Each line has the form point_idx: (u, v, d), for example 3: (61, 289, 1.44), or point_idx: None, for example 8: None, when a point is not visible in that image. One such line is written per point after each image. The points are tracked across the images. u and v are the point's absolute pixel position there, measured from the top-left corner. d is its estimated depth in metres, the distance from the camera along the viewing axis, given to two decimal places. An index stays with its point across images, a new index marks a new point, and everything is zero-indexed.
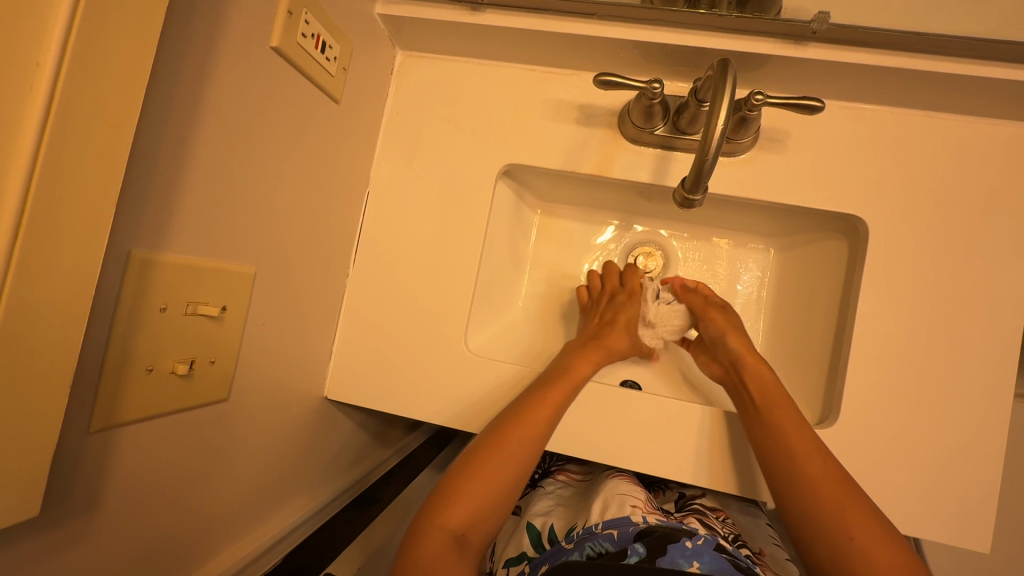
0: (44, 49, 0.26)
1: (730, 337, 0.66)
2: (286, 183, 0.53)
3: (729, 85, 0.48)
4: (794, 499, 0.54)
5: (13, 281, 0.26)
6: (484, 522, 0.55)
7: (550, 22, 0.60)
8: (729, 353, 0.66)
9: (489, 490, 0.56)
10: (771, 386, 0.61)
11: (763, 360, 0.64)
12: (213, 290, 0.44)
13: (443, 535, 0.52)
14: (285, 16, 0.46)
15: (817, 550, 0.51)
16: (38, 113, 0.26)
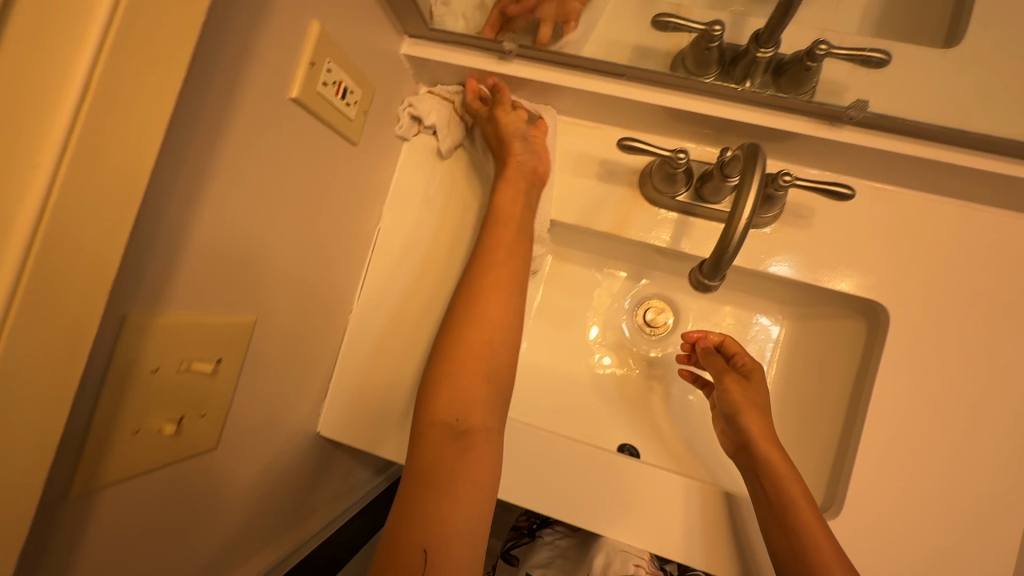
0: (46, 144, 0.23)
1: (745, 415, 0.64)
2: (294, 228, 0.51)
3: (760, 167, 0.47)
4: None
5: (1, 370, 0.23)
6: (489, 415, 0.53)
7: (578, 79, 0.60)
8: (741, 431, 0.64)
9: (481, 374, 0.54)
10: (780, 472, 0.59)
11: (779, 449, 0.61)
12: (209, 344, 0.43)
13: (443, 429, 0.51)
14: (307, 67, 0.45)
15: None
16: (32, 213, 0.23)
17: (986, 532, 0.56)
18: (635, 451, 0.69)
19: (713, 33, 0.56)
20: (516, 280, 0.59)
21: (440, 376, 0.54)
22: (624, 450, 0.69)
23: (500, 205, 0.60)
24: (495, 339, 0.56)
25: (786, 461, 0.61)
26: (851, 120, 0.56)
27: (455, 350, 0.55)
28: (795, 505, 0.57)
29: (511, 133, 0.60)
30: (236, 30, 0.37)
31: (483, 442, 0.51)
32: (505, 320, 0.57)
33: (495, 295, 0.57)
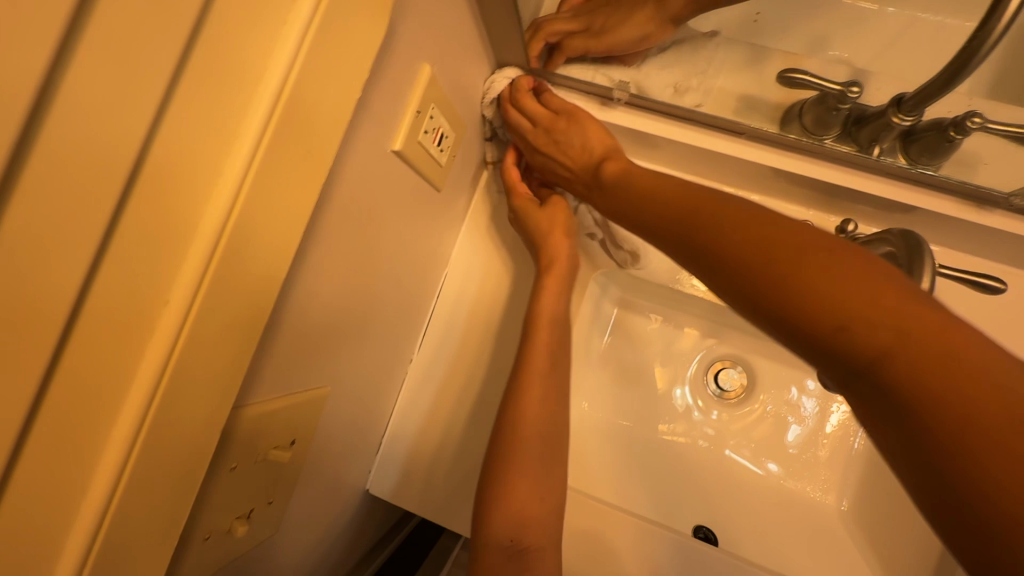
0: (182, 270, 0.20)
1: (653, 217, 0.43)
2: (371, 284, 0.46)
3: (927, 263, 0.38)
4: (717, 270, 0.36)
5: (110, 540, 0.19)
6: (545, 529, 0.48)
7: (691, 134, 0.55)
8: (618, 203, 0.47)
9: (536, 483, 0.49)
10: (696, 222, 0.38)
11: (666, 213, 0.41)
12: (286, 429, 0.38)
13: (499, 548, 0.45)
14: (413, 116, 0.40)
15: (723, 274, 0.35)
16: (162, 352, 0.19)
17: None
18: (711, 536, 0.62)
19: (848, 94, 0.52)
20: (557, 383, 0.54)
21: (497, 482, 0.49)
22: (698, 533, 0.63)
23: (539, 300, 0.57)
24: (547, 441, 0.52)
25: (741, 225, 0.35)
26: (1009, 206, 0.50)
27: (509, 452, 0.50)
28: (837, 308, 0.28)
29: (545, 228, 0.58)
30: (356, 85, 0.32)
31: (540, 562, 0.46)
32: (549, 420, 0.53)
33: (534, 400, 0.52)
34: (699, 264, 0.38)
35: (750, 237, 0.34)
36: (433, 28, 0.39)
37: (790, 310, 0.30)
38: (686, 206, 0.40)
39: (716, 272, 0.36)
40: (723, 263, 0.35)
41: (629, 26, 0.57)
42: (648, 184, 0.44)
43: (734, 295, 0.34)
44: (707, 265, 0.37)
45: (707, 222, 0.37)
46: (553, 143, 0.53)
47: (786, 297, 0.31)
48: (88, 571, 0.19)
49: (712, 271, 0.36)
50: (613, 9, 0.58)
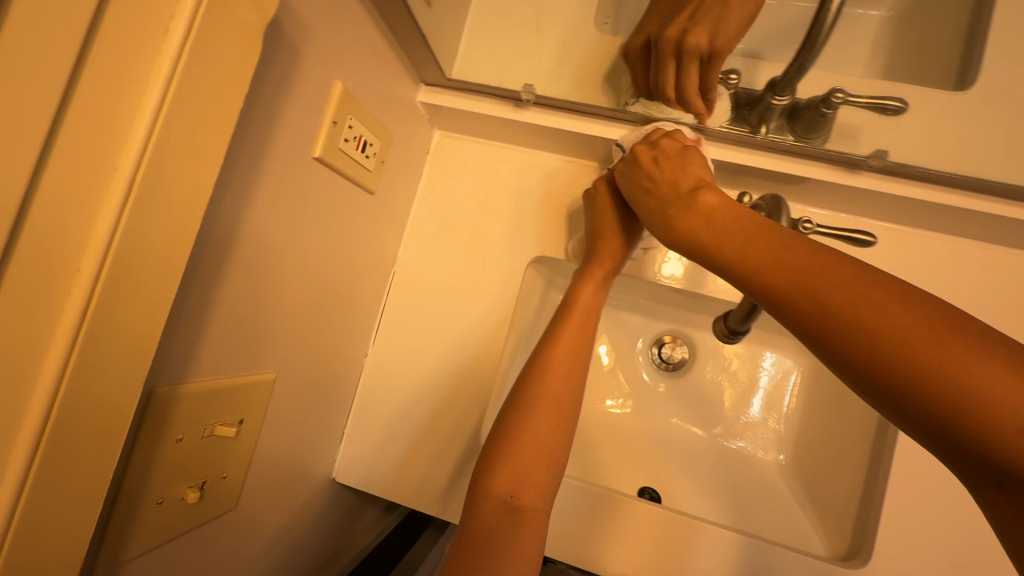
0: (89, 242, 0.22)
1: (735, 265, 0.34)
2: (307, 279, 0.51)
3: (784, 216, 0.46)
4: (794, 305, 0.30)
5: (43, 480, 0.22)
6: (545, 491, 0.46)
7: (590, 125, 0.61)
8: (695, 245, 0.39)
9: (545, 441, 0.47)
10: (798, 277, 0.30)
11: (739, 237, 0.36)
12: (230, 408, 0.42)
13: (497, 502, 0.44)
14: (329, 126, 0.45)
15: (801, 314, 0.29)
16: (75, 315, 0.22)
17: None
18: (656, 496, 0.67)
19: (728, 81, 0.58)
20: (577, 358, 0.52)
21: (508, 433, 0.47)
22: (644, 494, 0.68)
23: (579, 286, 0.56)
24: (568, 406, 0.49)
25: (878, 291, 0.27)
26: (872, 168, 0.55)
27: (524, 403, 0.48)
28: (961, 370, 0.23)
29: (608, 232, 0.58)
30: (266, 103, 0.38)
31: (535, 524, 0.44)
32: (569, 380, 0.50)
33: (557, 372, 0.50)
34: (798, 325, 0.29)
35: (837, 273, 0.29)
36: (345, 49, 0.45)
37: (888, 365, 0.25)
38: (785, 258, 0.32)
39: (798, 320, 0.29)
40: (808, 311, 0.29)
41: (732, 28, 0.59)
42: (730, 223, 0.37)
43: (854, 376, 0.27)
44: (810, 331, 0.29)
45: (803, 263, 0.31)
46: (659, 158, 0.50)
47: (888, 352, 0.25)
48: (20, 508, 0.21)
49: (819, 339, 0.28)
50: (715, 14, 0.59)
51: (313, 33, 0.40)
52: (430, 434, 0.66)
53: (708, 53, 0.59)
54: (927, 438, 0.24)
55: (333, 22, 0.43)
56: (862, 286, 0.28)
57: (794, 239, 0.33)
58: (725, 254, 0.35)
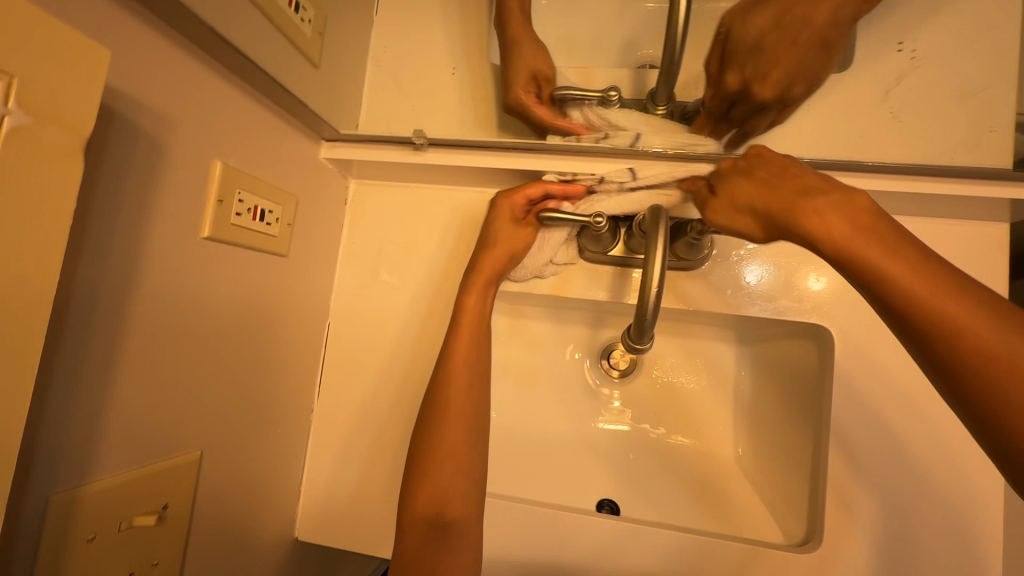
0: None
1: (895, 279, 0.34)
2: (224, 353, 0.52)
3: (663, 227, 0.46)
4: (955, 348, 0.32)
5: None
6: (469, 505, 0.52)
7: (490, 158, 0.62)
8: (839, 247, 0.37)
9: (457, 456, 0.53)
10: (962, 316, 0.32)
11: (905, 261, 0.35)
12: (150, 496, 0.43)
13: (422, 522, 0.50)
14: (215, 205, 0.47)
15: (964, 357, 0.31)
16: None
17: (953, 549, 0.57)
18: (615, 507, 0.68)
19: (609, 96, 0.61)
20: (475, 379, 0.58)
21: (420, 462, 0.53)
22: (603, 506, 0.68)
23: (465, 294, 0.61)
24: (470, 420, 0.55)
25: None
26: None
27: (432, 438, 0.54)
28: None
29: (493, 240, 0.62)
30: (133, 199, 0.39)
31: (462, 534, 0.50)
32: (470, 394, 0.56)
33: (457, 395, 0.56)
34: (946, 345, 0.32)
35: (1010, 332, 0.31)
36: (221, 130, 0.47)
37: None
38: (948, 294, 0.33)
39: (956, 360, 0.32)
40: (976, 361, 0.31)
41: (813, 72, 0.60)
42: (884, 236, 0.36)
43: (989, 406, 0.31)
44: (966, 363, 0.31)
45: (971, 310, 0.32)
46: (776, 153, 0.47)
47: None
48: None
49: (976, 384, 0.31)
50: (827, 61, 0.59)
51: (177, 122, 0.42)
52: (382, 480, 0.67)
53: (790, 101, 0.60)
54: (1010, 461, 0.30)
55: (202, 107, 0.45)
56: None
57: (964, 282, 0.33)
58: (877, 267, 0.35)
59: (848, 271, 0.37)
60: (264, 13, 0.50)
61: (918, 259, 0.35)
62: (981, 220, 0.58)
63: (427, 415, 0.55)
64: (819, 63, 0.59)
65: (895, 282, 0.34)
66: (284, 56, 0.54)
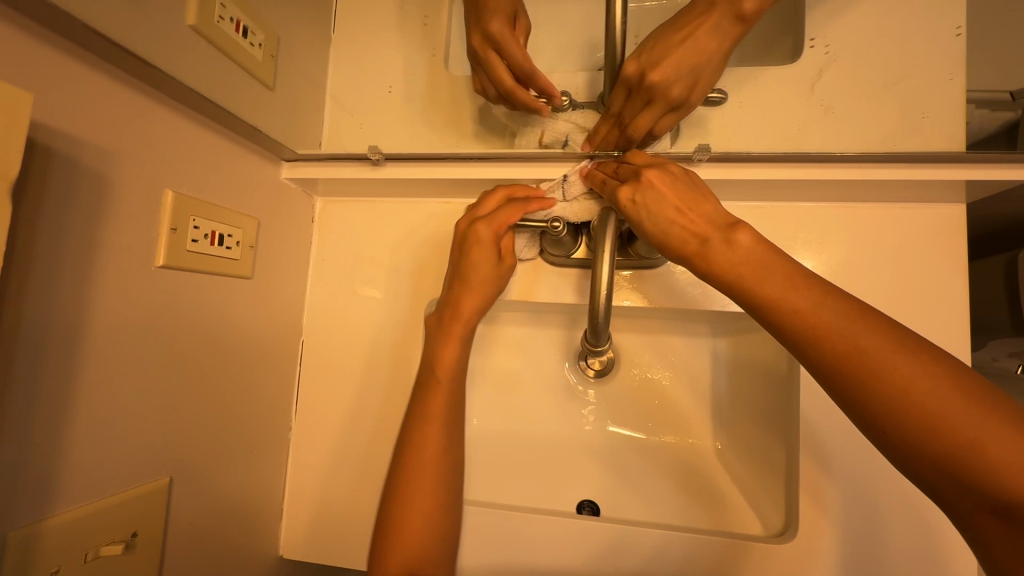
0: None
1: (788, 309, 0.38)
2: (189, 378, 0.52)
3: (610, 229, 0.47)
4: (823, 354, 0.36)
5: None
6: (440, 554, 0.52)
7: (448, 170, 0.62)
8: (726, 277, 0.41)
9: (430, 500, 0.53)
10: (839, 330, 0.36)
11: (771, 279, 0.39)
12: (118, 525, 0.44)
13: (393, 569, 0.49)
14: (169, 234, 0.47)
15: (826, 359, 0.36)
16: None
17: (923, 529, 0.58)
18: (595, 507, 0.68)
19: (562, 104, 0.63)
20: (452, 428, 0.57)
21: (395, 503, 0.53)
22: (583, 508, 0.68)
23: (440, 349, 0.58)
24: (442, 464, 0.55)
25: (899, 348, 0.34)
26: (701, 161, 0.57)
27: (407, 479, 0.53)
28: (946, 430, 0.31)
29: (477, 283, 0.57)
30: (79, 236, 0.40)
31: None
32: (447, 433, 0.56)
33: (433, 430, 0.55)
34: (820, 354, 0.36)
35: (864, 330, 0.35)
36: (169, 160, 0.48)
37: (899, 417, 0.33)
38: (824, 313, 0.37)
39: (828, 364, 0.36)
40: (839, 362, 0.35)
41: (713, 67, 0.54)
42: (757, 261, 0.41)
43: (864, 400, 0.34)
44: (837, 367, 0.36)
45: (829, 319, 0.36)
46: (665, 173, 0.48)
47: (902, 409, 0.33)
48: None
49: (847, 381, 0.35)
50: (722, 52, 0.53)
51: (121, 156, 0.43)
52: (360, 494, 0.67)
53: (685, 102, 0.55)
54: (904, 458, 0.34)
55: (148, 138, 0.45)
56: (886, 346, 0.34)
57: (823, 289, 0.38)
58: (754, 291, 0.40)
59: (735, 292, 0.41)
60: (209, 41, 0.51)
61: (783, 278, 0.39)
62: (939, 202, 0.58)
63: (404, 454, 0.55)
64: (679, 52, 0.52)
65: (771, 303, 0.39)
66: (233, 81, 0.55)
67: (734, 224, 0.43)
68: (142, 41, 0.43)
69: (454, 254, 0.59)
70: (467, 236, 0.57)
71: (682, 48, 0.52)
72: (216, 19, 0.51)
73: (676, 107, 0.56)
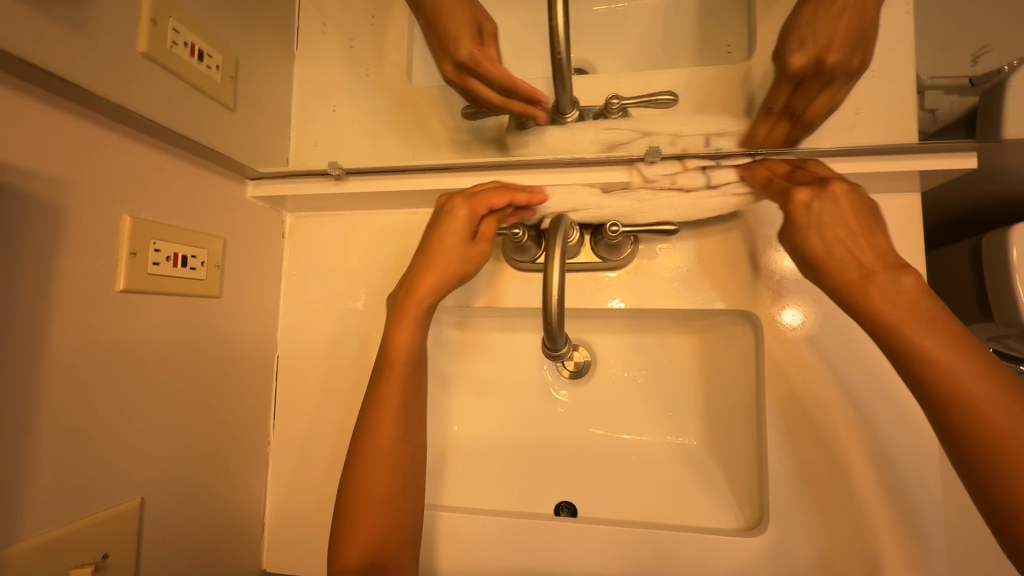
0: None
1: (926, 358, 0.41)
2: (158, 399, 0.53)
3: (560, 234, 0.48)
4: (963, 421, 0.39)
5: None
6: (406, 550, 0.54)
7: (411, 181, 0.63)
8: (883, 319, 0.43)
9: (386, 495, 0.53)
10: (983, 404, 0.38)
11: (954, 338, 0.41)
12: (86, 547, 0.45)
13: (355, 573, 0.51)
14: (128, 259, 0.48)
15: (964, 423, 0.39)
16: None
17: None
18: (573, 508, 0.69)
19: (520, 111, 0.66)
20: (408, 415, 0.57)
21: (348, 504, 0.53)
22: (561, 509, 0.69)
23: (396, 329, 0.58)
24: (398, 458, 0.55)
25: None
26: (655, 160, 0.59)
27: (362, 480, 0.54)
28: None
29: (440, 269, 0.58)
30: (33, 266, 0.41)
31: None
32: (401, 426, 0.56)
33: (386, 424, 0.55)
34: (962, 415, 0.39)
35: (1012, 411, 0.38)
36: (126, 186, 0.48)
37: (1013, 496, 0.36)
38: (965, 375, 0.40)
39: (966, 430, 0.39)
40: (982, 432, 0.38)
41: (846, 35, 0.59)
42: (930, 312, 0.42)
43: (994, 467, 0.37)
44: (974, 435, 0.38)
45: (983, 393, 0.39)
46: (846, 196, 0.48)
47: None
48: None
49: (978, 448, 0.38)
50: (851, 32, 0.58)
51: (74, 185, 0.44)
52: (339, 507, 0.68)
53: (829, 71, 0.59)
54: (998, 519, 0.37)
55: (103, 166, 0.46)
56: None
57: (992, 364, 0.40)
58: (920, 340, 0.41)
59: (888, 332, 0.43)
60: (163, 66, 0.52)
61: (953, 341, 0.40)
62: (895, 193, 0.59)
63: (358, 454, 0.55)
64: (821, 29, 0.59)
65: (928, 356, 0.40)
66: (190, 104, 0.56)
67: (903, 266, 0.44)
68: (90, 73, 0.44)
69: (427, 234, 0.60)
70: (444, 219, 0.58)
71: (844, 19, 0.59)
72: (169, 44, 0.52)
73: (817, 76, 0.60)
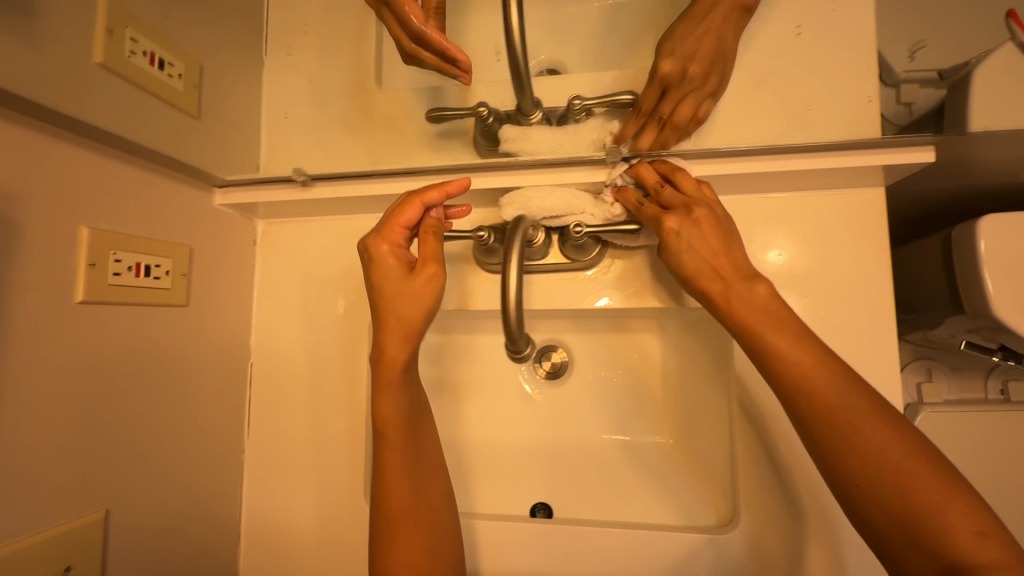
0: None
1: (773, 356, 0.46)
2: (123, 408, 0.53)
3: (519, 236, 0.49)
4: (812, 411, 0.44)
5: None
6: (449, 548, 0.56)
7: (377, 186, 0.63)
8: (742, 323, 0.48)
9: (412, 508, 0.55)
10: (825, 392, 0.44)
11: (790, 336, 0.47)
12: (47, 559, 0.45)
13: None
14: (87, 269, 0.48)
15: (807, 412, 0.45)
16: None
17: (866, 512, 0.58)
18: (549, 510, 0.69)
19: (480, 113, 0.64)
20: (412, 428, 0.58)
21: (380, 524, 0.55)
22: (537, 511, 0.69)
23: (380, 399, 0.57)
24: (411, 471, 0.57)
25: (875, 418, 0.43)
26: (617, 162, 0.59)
27: (385, 502, 0.55)
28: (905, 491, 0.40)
29: (394, 313, 0.56)
30: None
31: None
32: (407, 439, 0.57)
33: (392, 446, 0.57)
34: (811, 406, 0.44)
35: (845, 399, 0.44)
36: (84, 197, 0.48)
37: (861, 472, 0.42)
38: (806, 366, 0.45)
39: (820, 420, 0.44)
40: (831, 420, 0.44)
41: (730, 34, 0.59)
42: (774, 314, 0.48)
43: (844, 452, 0.43)
44: (825, 422, 0.44)
45: (832, 385, 0.44)
46: (706, 220, 0.51)
47: (876, 470, 0.42)
48: None
49: (829, 435, 0.44)
50: (717, 36, 0.59)
51: (27, 196, 0.43)
52: (315, 512, 0.68)
53: (708, 76, 0.59)
54: (861, 495, 0.42)
55: (56, 178, 0.46)
56: (871, 417, 0.43)
57: (825, 357, 0.46)
58: (771, 341, 0.46)
59: (748, 335, 0.48)
60: (121, 76, 0.52)
61: (796, 339, 0.46)
62: (858, 188, 0.59)
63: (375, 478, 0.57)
64: (684, 34, 0.59)
65: (779, 355, 0.46)
66: (151, 114, 0.56)
67: (756, 276, 0.49)
68: (42, 84, 0.44)
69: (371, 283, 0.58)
70: (374, 264, 0.57)
71: (697, 27, 0.59)
72: (127, 53, 0.52)
73: (705, 80, 0.59)
